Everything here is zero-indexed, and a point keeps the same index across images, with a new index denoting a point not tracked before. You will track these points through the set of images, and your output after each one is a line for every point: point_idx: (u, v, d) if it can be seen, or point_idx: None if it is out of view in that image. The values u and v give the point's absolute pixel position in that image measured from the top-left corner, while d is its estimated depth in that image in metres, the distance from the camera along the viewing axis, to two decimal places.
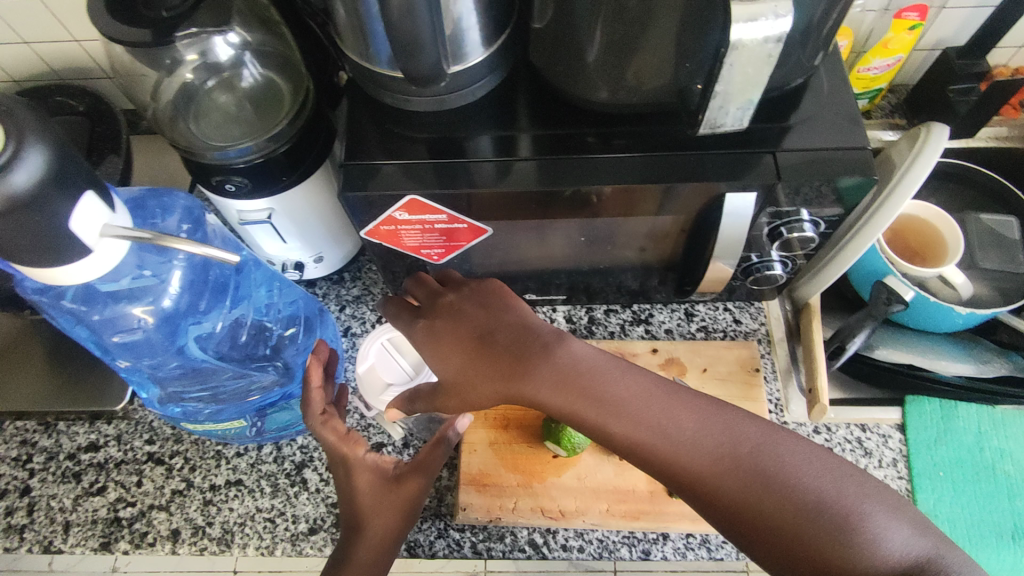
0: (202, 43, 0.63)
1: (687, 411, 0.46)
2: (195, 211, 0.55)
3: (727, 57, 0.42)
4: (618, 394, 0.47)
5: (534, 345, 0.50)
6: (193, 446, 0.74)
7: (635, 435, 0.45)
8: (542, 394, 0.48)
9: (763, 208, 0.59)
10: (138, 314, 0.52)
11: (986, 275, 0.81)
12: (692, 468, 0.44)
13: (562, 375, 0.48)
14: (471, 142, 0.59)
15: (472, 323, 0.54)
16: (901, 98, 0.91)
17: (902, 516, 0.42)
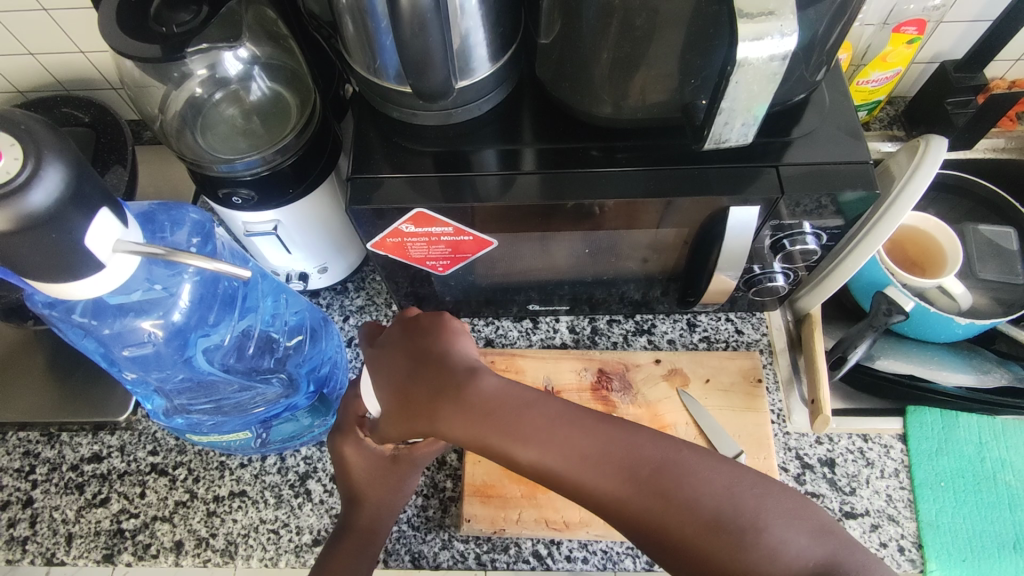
0: (212, 57, 0.64)
1: (587, 430, 0.41)
2: (205, 225, 0.56)
3: (733, 75, 0.43)
4: (525, 419, 0.42)
5: (448, 377, 0.46)
6: (196, 457, 0.74)
7: (551, 464, 0.40)
8: (453, 425, 0.44)
9: (766, 221, 0.60)
10: (147, 329, 0.52)
11: (985, 286, 0.82)
12: (596, 488, 0.40)
13: (471, 407, 0.43)
14: (476, 155, 0.60)
15: (402, 363, 0.50)
16: (899, 110, 0.92)
17: (803, 523, 0.37)
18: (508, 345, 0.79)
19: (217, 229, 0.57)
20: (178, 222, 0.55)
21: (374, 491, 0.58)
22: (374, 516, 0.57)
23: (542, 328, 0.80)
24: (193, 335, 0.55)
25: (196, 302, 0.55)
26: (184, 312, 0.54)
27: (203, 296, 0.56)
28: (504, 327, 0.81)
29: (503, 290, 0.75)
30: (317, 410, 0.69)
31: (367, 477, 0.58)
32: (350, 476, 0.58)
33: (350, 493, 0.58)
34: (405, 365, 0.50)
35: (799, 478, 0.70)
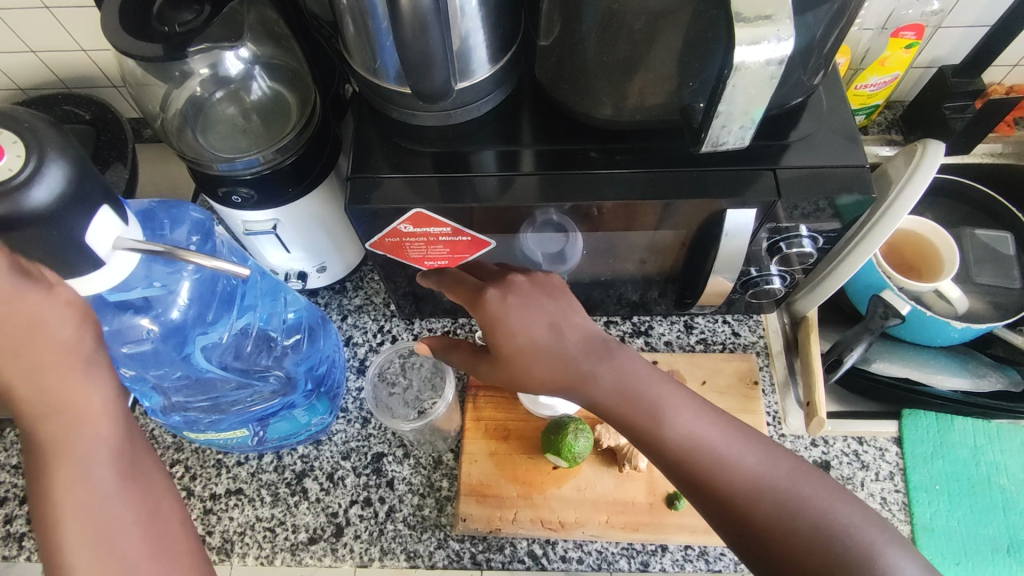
0: (213, 57, 0.64)
1: (729, 429, 0.49)
2: (205, 222, 0.55)
3: (730, 78, 0.43)
4: (668, 401, 0.49)
5: (597, 349, 0.52)
6: (193, 454, 0.74)
7: (705, 440, 0.48)
8: (603, 394, 0.50)
9: (763, 224, 0.60)
10: (144, 326, 0.52)
11: (981, 290, 0.82)
12: (733, 482, 0.46)
13: (621, 381, 0.50)
14: (476, 156, 0.60)
15: (537, 316, 0.53)
16: (897, 115, 0.92)
17: (911, 553, 0.43)
18: None
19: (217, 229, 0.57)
20: (178, 219, 0.55)
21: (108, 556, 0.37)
22: (102, 419, 0.40)
23: None
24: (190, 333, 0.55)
25: (195, 301, 0.55)
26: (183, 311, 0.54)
27: (202, 295, 0.56)
28: None
29: None
30: (315, 409, 0.69)
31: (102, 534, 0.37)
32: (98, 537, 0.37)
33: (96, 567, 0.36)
34: (562, 318, 0.53)
35: None
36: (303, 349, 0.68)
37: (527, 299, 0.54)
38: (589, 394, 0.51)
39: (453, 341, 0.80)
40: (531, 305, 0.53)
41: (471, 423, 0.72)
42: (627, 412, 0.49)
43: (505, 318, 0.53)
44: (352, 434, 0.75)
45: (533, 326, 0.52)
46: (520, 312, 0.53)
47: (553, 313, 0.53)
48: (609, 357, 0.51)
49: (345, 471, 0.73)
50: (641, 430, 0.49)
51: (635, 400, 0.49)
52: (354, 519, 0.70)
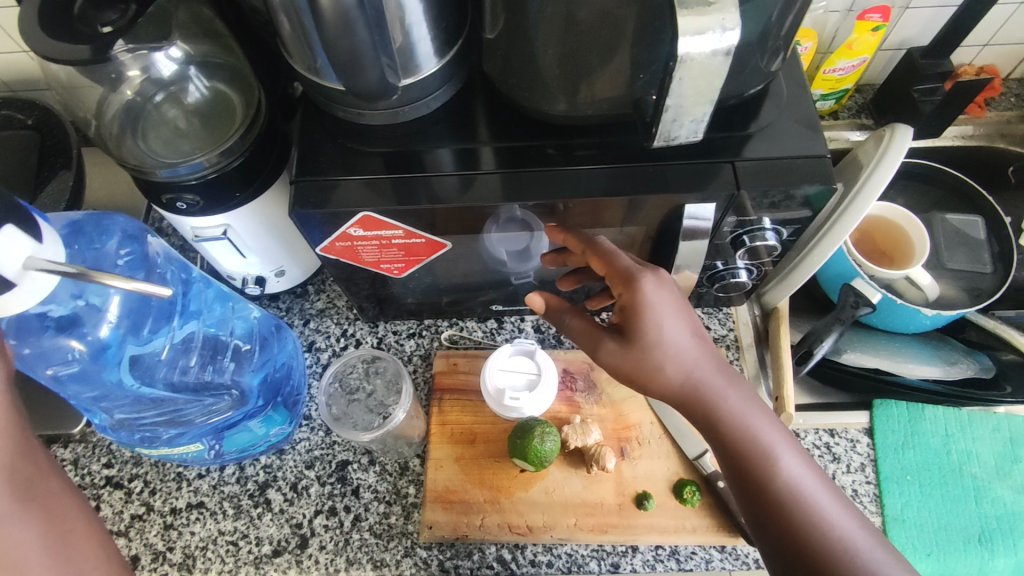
0: (143, 59, 0.62)
1: (833, 491, 0.46)
2: (134, 232, 0.54)
3: (676, 70, 0.41)
4: (780, 445, 0.47)
5: (726, 367, 0.49)
6: (152, 469, 0.72)
7: (814, 496, 0.45)
8: (728, 409, 0.47)
9: (726, 215, 0.58)
10: (74, 347, 0.50)
11: (952, 275, 0.81)
12: (832, 547, 0.44)
13: (746, 407, 0.47)
14: (429, 155, 0.58)
15: (682, 321, 0.49)
16: (867, 98, 0.90)
17: None
18: (473, 346, 0.77)
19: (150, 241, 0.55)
20: (108, 233, 0.52)
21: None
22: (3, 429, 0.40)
23: (507, 328, 0.78)
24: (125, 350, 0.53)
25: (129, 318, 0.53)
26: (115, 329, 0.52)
27: (138, 310, 0.53)
28: (468, 328, 0.79)
29: (465, 289, 0.73)
30: (271, 419, 0.67)
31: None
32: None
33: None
34: (691, 324, 0.49)
35: None
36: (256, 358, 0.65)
37: (671, 296, 0.49)
38: (711, 408, 0.48)
39: (418, 343, 0.78)
40: (670, 303, 0.49)
41: (437, 427, 0.71)
42: (740, 441, 0.47)
43: (655, 312, 0.48)
44: (316, 442, 0.73)
45: (673, 324, 0.48)
46: (666, 306, 0.49)
47: (679, 318, 0.49)
48: (735, 378, 0.49)
49: (309, 480, 0.71)
50: (754, 464, 0.46)
51: (753, 432, 0.47)
52: (319, 529, 0.69)
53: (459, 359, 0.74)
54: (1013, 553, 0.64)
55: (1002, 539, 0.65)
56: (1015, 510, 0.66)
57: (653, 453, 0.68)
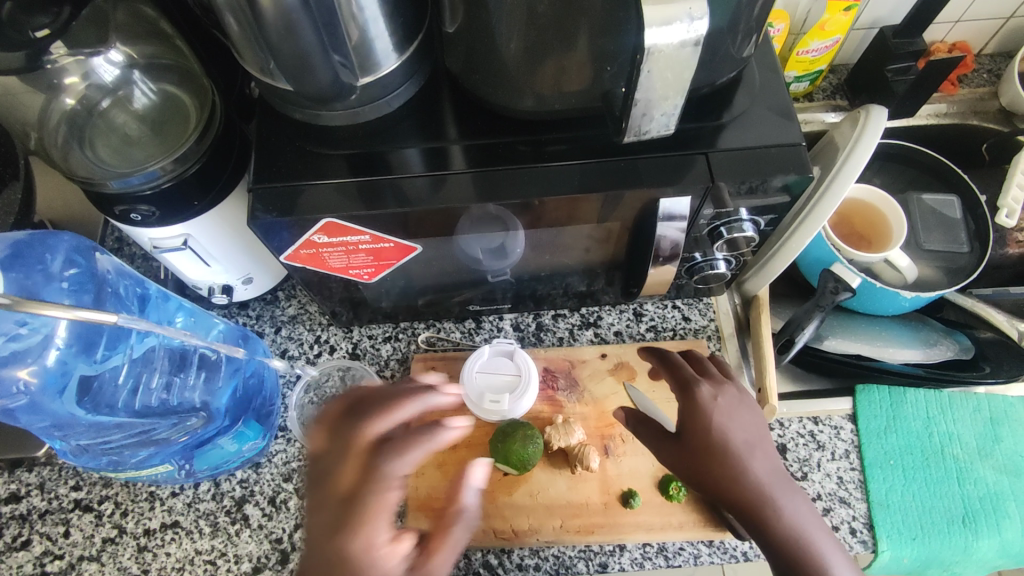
0: (82, 64, 0.59)
1: None
2: (83, 249, 0.53)
3: (643, 63, 0.40)
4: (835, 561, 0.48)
5: (787, 482, 0.51)
6: (123, 489, 0.69)
7: None
8: (783, 514, 0.49)
9: (704, 207, 0.57)
10: (22, 378, 0.47)
11: (930, 256, 0.81)
12: None
13: (802, 517, 0.49)
14: (395, 155, 0.56)
15: (747, 424, 0.54)
16: (841, 78, 0.89)
17: None
18: (451, 348, 0.76)
19: (97, 258, 0.54)
20: (53, 253, 0.51)
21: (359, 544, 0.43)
22: None
23: (485, 328, 0.77)
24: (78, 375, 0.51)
25: (79, 342, 0.50)
26: (64, 355, 0.49)
27: (88, 332, 0.51)
28: (446, 329, 0.77)
29: (440, 290, 0.71)
30: (244, 434, 0.65)
31: (359, 509, 0.43)
32: (350, 511, 0.43)
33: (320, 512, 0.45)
34: (753, 428, 0.54)
35: None
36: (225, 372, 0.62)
37: (732, 403, 0.55)
38: (763, 512, 0.49)
39: (395, 347, 0.76)
40: (732, 407, 0.54)
41: None
42: (794, 545, 0.48)
43: (717, 412, 0.54)
44: (293, 454, 0.70)
45: (734, 424, 0.53)
46: (728, 408, 0.54)
47: (740, 422, 0.54)
48: (800, 494, 0.51)
49: (287, 493, 0.69)
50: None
51: (804, 539, 0.48)
52: (300, 544, 0.67)
53: (436, 362, 0.73)
54: (996, 533, 0.64)
55: (984, 519, 0.65)
56: (997, 490, 0.66)
57: (637, 449, 0.67)
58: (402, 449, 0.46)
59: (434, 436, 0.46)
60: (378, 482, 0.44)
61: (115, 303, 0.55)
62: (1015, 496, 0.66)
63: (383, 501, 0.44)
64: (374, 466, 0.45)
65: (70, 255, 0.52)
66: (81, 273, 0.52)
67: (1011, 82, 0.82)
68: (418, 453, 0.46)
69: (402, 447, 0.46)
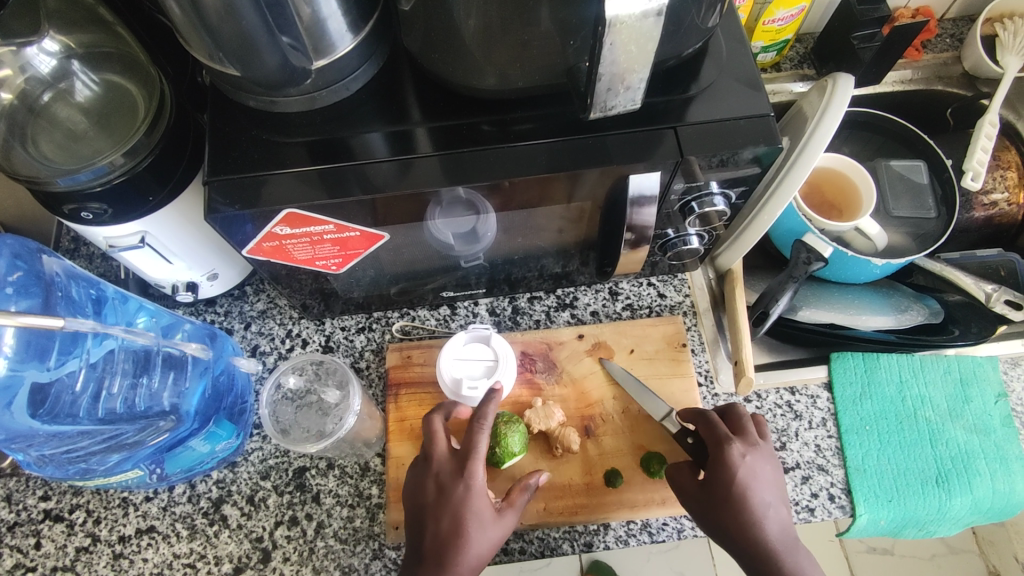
0: (14, 57, 0.57)
1: None
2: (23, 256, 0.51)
3: (606, 36, 0.38)
4: None
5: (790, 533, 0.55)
6: (94, 497, 0.67)
7: None
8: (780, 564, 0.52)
9: (674, 182, 0.56)
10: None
11: (899, 222, 0.82)
12: None
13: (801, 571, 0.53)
14: (357, 140, 0.54)
15: (771, 485, 0.56)
16: (808, 47, 0.89)
17: None
18: (427, 335, 0.74)
19: (44, 261, 0.52)
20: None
21: (455, 519, 0.52)
22: None
23: (460, 314, 0.76)
24: (29, 382, 0.48)
25: (28, 350, 0.48)
26: (11, 362, 0.47)
27: (38, 338, 0.49)
28: (420, 317, 0.75)
29: (412, 278, 0.70)
30: (216, 434, 0.63)
31: (452, 499, 0.52)
32: (442, 507, 0.53)
33: (423, 514, 0.54)
34: (778, 495, 0.56)
35: None
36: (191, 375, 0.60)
37: (763, 468, 0.56)
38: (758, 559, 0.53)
39: (369, 337, 0.74)
40: (761, 471, 0.56)
41: (395, 425, 0.68)
42: None
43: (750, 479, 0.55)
44: (269, 451, 0.69)
45: (763, 491, 0.55)
46: (760, 474, 0.56)
47: (768, 488, 0.55)
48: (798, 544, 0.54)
49: (265, 491, 0.67)
50: None
51: None
52: (281, 541, 0.66)
53: (412, 351, 0.71)
54: (967, 490, 0.66)
55: (956, 478, 0.67)
56: (967, 449, 0.68)
57: (618, 428, 0.67)
58: (471, 442, 0.53)
59: (486, 421, 0.53)
60: (462, 477, 0.53)
61: (67, 306, 0.52)
62: (985, 454, 0.67)
63: (473, 486, 0.53)
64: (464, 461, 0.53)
65: (14, 259, 0.50)
66: (28, 276, 0.50)
67: (975, 46, 0.83)
68: (485, 438, 0.53)
69: (472, 439, 0.53)
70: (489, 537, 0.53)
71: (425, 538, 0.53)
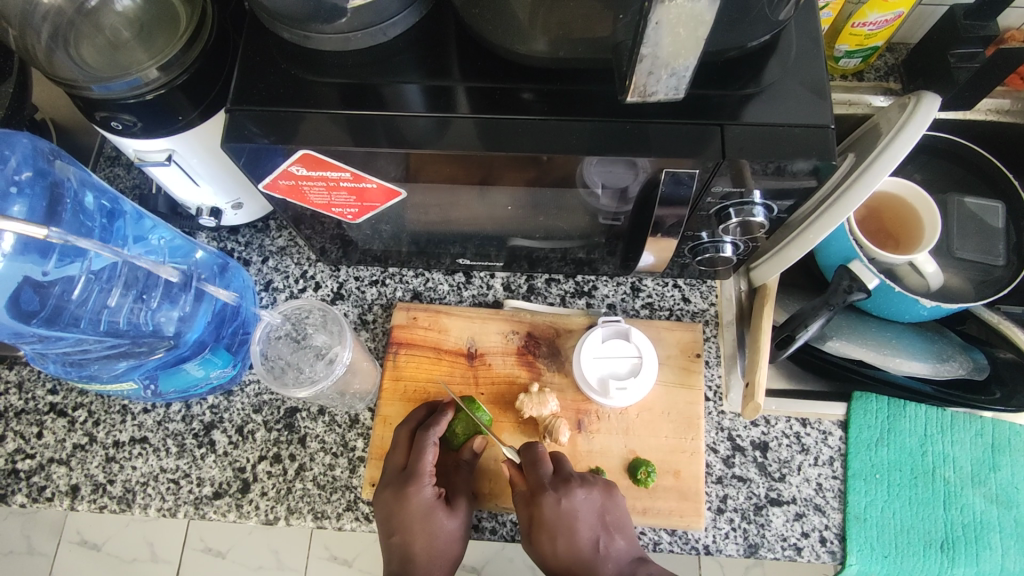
0: None
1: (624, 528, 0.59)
2: (37, 155, 0.52)
3: (652, 14, 0.35)
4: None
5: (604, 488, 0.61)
6: (97, 399, 0.69)
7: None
8: None
9: (710, 185, 0.52)
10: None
11: (962, 264, 0.75)
12: None
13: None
14: (390, 89, 0.51)
15: (589, 529, 0.58)
16: (898, 58, 0.81)
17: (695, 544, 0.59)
18: (437, 300, 0.73)
19: (56, 164, 0.53)
20: (11, 151, 0.51)
21: (416, 528, 0.58)
22: None
23: (475, 284, 0.74)
24: (24, 279, 0.49)
25: (29, 250, 0.49)
26: (8, 260, 0.48)
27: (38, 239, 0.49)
28: (435, 280, 0.74)
29: (431, 240, 0.68)
30: (211, 361, 0.63)
31: (403, 514, 0.59)
32: (402, 518, 0.59)
33: (390, 524, 0.59)
34: (613, 528, 0.58)
35: (727, 461, 0.66)
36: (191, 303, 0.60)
37: (584, 502, 0.58)
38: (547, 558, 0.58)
39: (381, 292, 0.74)
40: (580, 512, 0.58)
41: (390, 383, 0.67)
42: None
43: (565, 519, 0.57)
44: (265, 386, 0.69)
45: (588, 531, 0.58)
46: (580, 507, 0.58)
47: (579, 517, 0.58)
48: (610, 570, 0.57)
49: (255, 425, 0.68)
50: None
51: None
52: (262, 475, 0.67)
53: (419, 314, 0.70)
54: (973, 562, 0.61)
55: (964, 547, 0.62)
56: (983, 519, 0.63)
57: (612, 428, 0.64)
58: (419, 456, 0.60)
59: (431, 439, 0.60)
60: (407, 491, 0.59)
61: (76, 215, 0.53)
62: (1001, 528, 0.62)
63: (420, 496, 0.59)
64: (411, 474, 0.60)
65: (25, 160, 0.52)
66: (36, 176, 0.51)
67: None
68: (429, 452, 0.60)
69: (418, 455, 0.60)
70: (448, 535, 0.59)
71: (391, 547, 0.59)
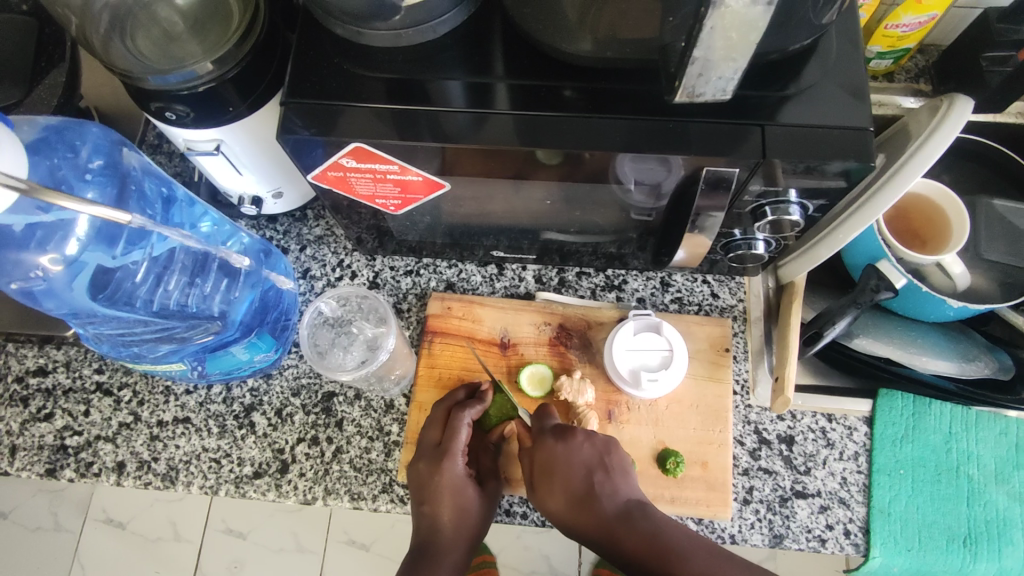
0: None
1: (625, 474, 0.59)
2: (106, 146, 0.55)
3: (707, 18, 0.36)
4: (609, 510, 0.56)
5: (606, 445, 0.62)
6: (141, 380, 0.72)
7: (609, 513, 0.56)
8: (604, 517, 0.56)
9: (749, 181, 0.53)
10: (44, 265, 0.50)
11: (987, 266, 0.76)
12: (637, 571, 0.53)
13: (605, 518, 0.56)
14: (438, 86, 0.53)
15: (586, 466, 0.59)
16: (930, 60, 0.82)
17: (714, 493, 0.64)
18: (470, 291, 0.75)
19: (124, 154, 0.56)
20: (83, 141, 0.54)
21: (448, 499, 0.60)
22: None
23: (507, 275, 0.75)
24: (94, 266, 0.53)
25: (101, 238, 0.53)
26: (83, 246, 0.52)
27: (108, 227, 0.53)
28: (467, 271, 0.76)
29: (467, 232, 0.70)
30: (256, 346, 0.65)
31: (437, 485, 0.61)
32: (435, 488, 0.61)
33: (421, 493, 0.61)
34: (613, 468, 0.59)
35: (753, 454, 0.67)
36: (234, 294, 0.62)
37: (584, 447, 0.60)
38: (553, 502, 0.58)
39: (415, 281, 0.75)
40: (580, 454, 0.59)
41: (425, 370, 0.69)
42: (576, 522, 0.57)
43: (561, 458, 0.59)
44: (304, 370, 0.72)
45: (583, 470, 0.59)
46: (577, 450, 0.59)
47: (585, 459, 0.59)
48: (615, 494, 0.57)
49: (293, 408, 0.71)
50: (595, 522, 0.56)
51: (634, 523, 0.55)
52: (300, 457, 0.69)
53: (453, 304, 0.72)
54: (995, 557, 0.63)
55: (986, 543, 0.63)
56: (1006, 516, 0.64)
57: (641, 419, 0.66)
58: (453, 435, 0.62)
59: (466, 418, 0.62)
60: (441, 466, 0.61)
61: (138, 201, 0.56)
62: None
63: (450, 469, 0.61)
64: (444, 450, 0.62)
65: (96, 148, 0.55)
66: (106, 165, 0.55)
67: None
68: (463, 430, 0.62)
69: (452, 434, 0.62)
70: (476, 511, 0.61)
71: (421, 516, 0.61)
